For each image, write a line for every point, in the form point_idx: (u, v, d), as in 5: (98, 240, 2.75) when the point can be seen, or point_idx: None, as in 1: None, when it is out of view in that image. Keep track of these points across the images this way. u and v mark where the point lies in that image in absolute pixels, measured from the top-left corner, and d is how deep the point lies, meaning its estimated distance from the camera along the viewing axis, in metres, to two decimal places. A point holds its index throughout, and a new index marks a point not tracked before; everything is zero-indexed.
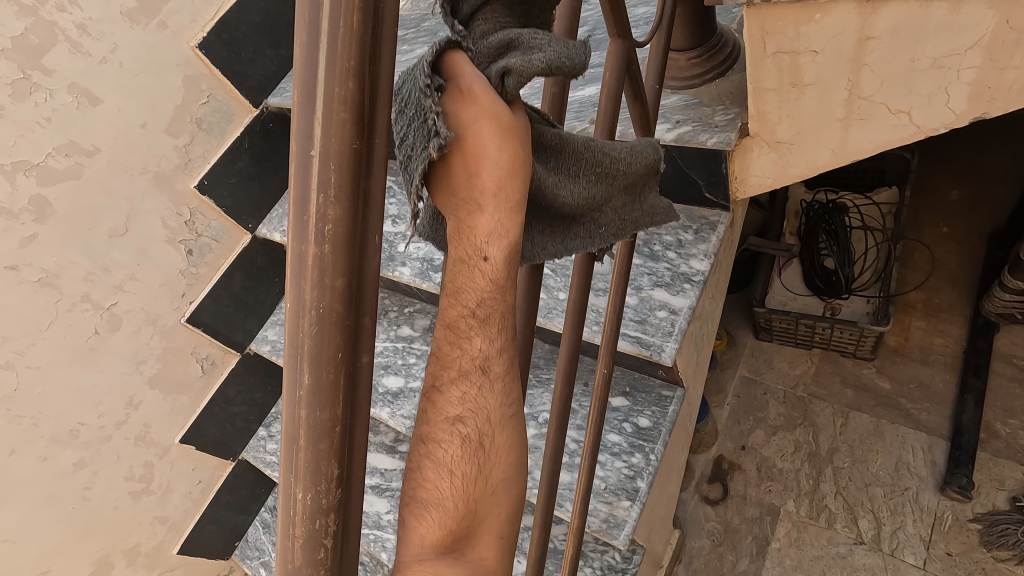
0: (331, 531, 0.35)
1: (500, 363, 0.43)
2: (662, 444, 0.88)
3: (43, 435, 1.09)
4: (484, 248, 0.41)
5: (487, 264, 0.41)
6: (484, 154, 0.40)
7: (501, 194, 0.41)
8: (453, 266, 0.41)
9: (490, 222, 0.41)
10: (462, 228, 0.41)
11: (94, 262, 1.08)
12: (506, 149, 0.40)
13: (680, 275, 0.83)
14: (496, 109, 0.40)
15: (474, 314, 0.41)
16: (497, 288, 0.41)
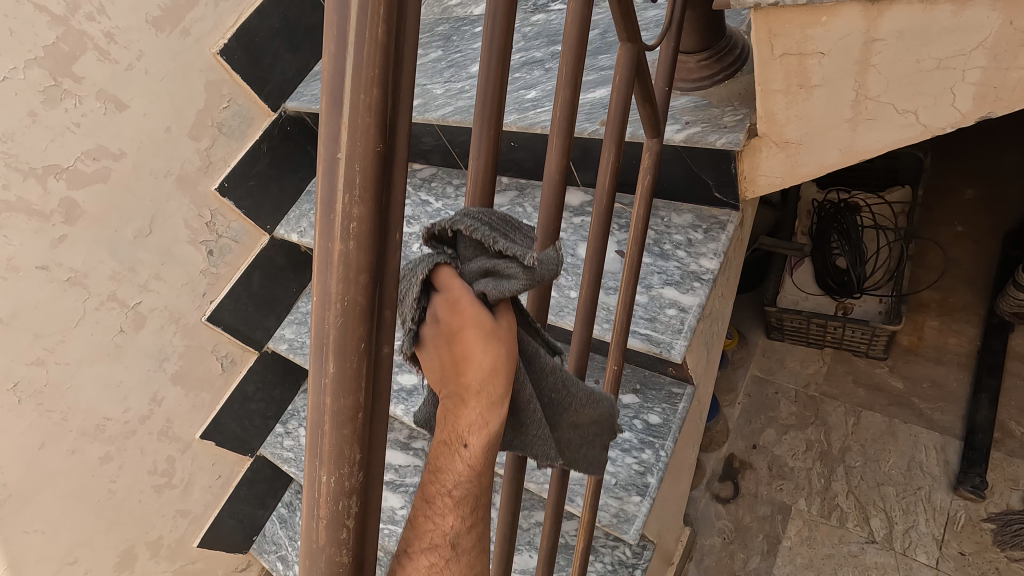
0: (353, 512, 0.37)
1: (469, 539, 0.42)
2: (671, 440, 0.90)
3: (71, 429, 1.13)
4: (465, 436, 0.38)
5: (467, 451, 0.39)
6: (471, 354, 0.37)
7: (486, 387, 0.38)
8: (436, 447, 0.40)
9: (472, 415, 0.38)
10: (448, 420, 0.39)
11: (120, 262, 1.12)
12: (491, 349, 0.37)
13: (690, 274, 0.84)
14: (484, 318, 0.37)
15: (451, 493, 0.40)
16: (475, 472, 0.39)
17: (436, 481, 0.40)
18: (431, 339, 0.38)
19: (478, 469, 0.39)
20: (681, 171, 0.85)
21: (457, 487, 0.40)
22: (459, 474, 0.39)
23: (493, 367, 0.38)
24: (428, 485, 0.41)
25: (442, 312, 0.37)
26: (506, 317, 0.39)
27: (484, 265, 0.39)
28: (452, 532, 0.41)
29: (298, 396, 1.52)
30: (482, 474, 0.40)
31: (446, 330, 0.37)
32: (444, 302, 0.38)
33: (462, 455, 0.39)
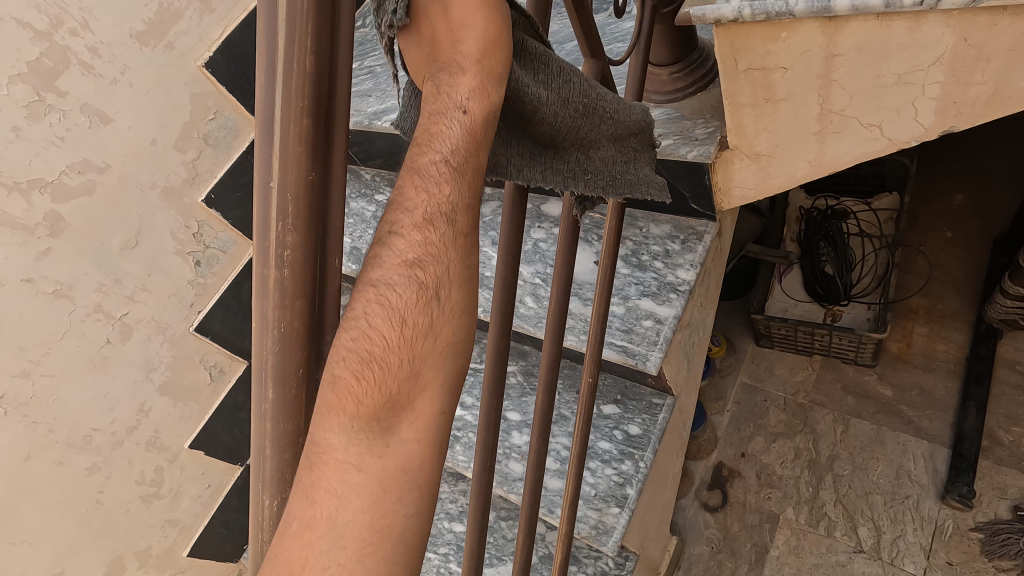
0: None
1: (466, 217, 0.40)
2: (651, 451, 0.89)
3: (58, 440, 1.14)
4: (461, 102, 0.40)
5: (465, 116, 0.40)
6: (464, 26, 0.41)
7: (486, 61, 0.41)
8: (426, 121, 0.40)
9: (472, 80, 0.40)
10: (441, 87, 0.41)
11: (106, 274, 1.13)
12: (490, 21, 0.42)
13: (667, 285, 0.84)
14: None
15: (446, 160, 0.39)
16: (472, 144, 0.40)
17: (427, 148, 0.39)
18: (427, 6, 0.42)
19: (473, 134, 0.40)
20: None
21: (451, 152, 0.39)
22: (449, 134, 0.39)
23: (484, 42, 0.41)
24: (408, 187, 0.39)
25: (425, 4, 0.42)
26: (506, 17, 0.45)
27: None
28: (448, 206, 0.39)
29: None
30: (479, 147, 0.40)
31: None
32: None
33: (459, 118, 0.40)
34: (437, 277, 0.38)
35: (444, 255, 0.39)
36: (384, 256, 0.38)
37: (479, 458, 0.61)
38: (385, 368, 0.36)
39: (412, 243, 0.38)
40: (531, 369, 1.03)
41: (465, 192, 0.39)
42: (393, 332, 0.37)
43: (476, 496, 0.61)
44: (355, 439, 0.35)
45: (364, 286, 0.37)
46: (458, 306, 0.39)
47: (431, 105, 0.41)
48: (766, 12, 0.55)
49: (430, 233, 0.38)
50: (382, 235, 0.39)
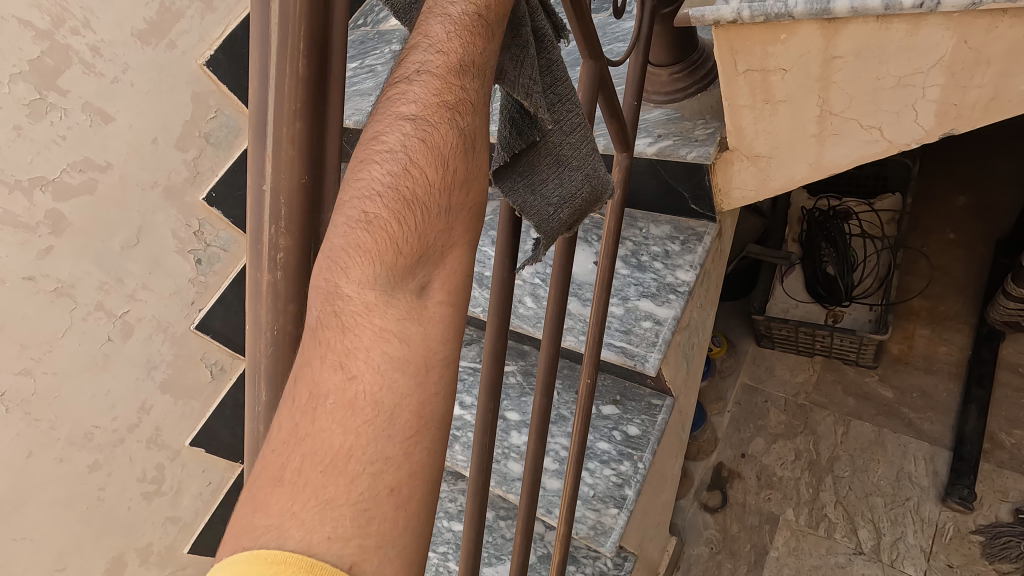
0: None
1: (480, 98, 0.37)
2: (650, 452, 0.90)
3: (60, 438, 1.14)
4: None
5: (472, 6, 0.37)
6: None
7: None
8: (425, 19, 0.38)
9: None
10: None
11: (107, 273, 1.14)
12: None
13: (666, 286, 0.84)
14: None
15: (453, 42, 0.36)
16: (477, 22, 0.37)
17: (425, 39, 0.37)
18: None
19: (477, 19, 0.37)
20: (657, 184, 0.85)
21: (453, 33, 0.37)
22: (449, 21, 0.37)
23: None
24: (410, 68, 0.36)
25: None
26: None
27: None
28: (457, 83, 0.36)
29: None
30: (481, 35, 0.37)
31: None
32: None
33: (462, 6, 0.37)
34: (451, 150, 0.35)
35: (456, 125, 0.35)
36: (393, 130, 0.35)
37: (475, 458, 0.60)
38: (402, 230, 0.32)
39: (418, 117, 0.35)
40: (531, 369, 1.03)
41: (475, 72, 0.37)
42: (410, 203, 0.33)
43: (473, 497, 0.60)
44: (373, 308, 0.31)
45: (374, 159, 0.34)
46: (477, 179, 0.36)
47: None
48: (765, 13, 0.55)
49: (440, 104, 0.35)
50: (387, 113, 0.36)
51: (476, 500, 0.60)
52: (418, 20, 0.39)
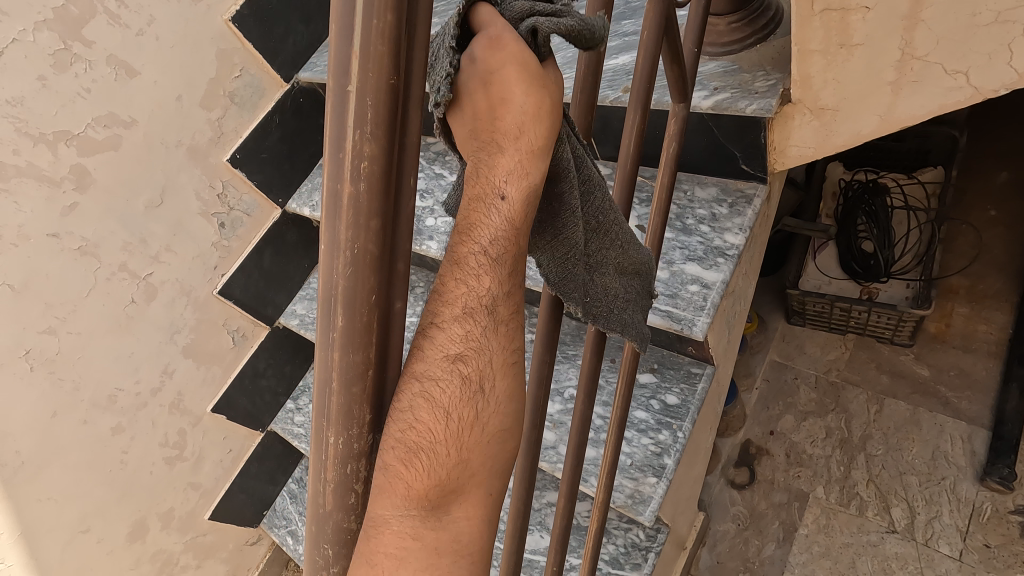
0: (362, 477, 0.35)
1: (505, 305, 0.43)
2: (689, 422, 0.87)
3: (83, 399, 1.13)
4: (501, 186, 0.40)
5: (504, 203, 0.40)
6: (510, 97, 0.39)
7: (526, 137, 0.40)
8: (469, 204, 0.41)
9: (511, 162, 0.40)
10: (483, 170, 0.41)
11: (131, 233, 1.12)
12: (533, 94, 0.39)
13: (714, 249, 0.81)
14: (525, 55, 0.38)
15: (486, 251, 0.41)
16: (510, 227, 0.41)
17: (468, 240, 0.41)
18: (472, 83, 0.39)
19: (515, 223, 0.41)
20: (706, 142, 0.81)
21: (491, 243, 0.41)
22: (491, 226, 0.40)
23: (528, 114, 0.39)
24: (452, 280, 0.41)
25: (480, 50, 0.39)
26: (552, 68, 0.41)
27: (527, 7, 0.40)
28: (488, 295, 0.42)
29: (308, 372, 1.51)
30: (518, 233, 0.41)
31: (481, 73, 0.39)
32: (481, 36, 0.39)
33: (499, 207, 0.40)
34: (479, 370, 0.42)
35: (485, 345, 0.42)
36: (426, 353, 0.40)
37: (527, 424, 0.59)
38: (432, 455, 0.40)
39: (453, 337, 0.41)
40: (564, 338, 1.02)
41: (502, 278, 0.42)
42: (439, 426, 0.39)
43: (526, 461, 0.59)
44: (410, 514, 0.40)
45: (410, 377, 0.39)
46: (502, 393, 0.43)
47: (474, 186, 0.41)
48: None
49: (469, 323, 0.41)
50: (426, 325, 0.41)
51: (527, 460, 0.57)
52: (465, 202, 0.41)
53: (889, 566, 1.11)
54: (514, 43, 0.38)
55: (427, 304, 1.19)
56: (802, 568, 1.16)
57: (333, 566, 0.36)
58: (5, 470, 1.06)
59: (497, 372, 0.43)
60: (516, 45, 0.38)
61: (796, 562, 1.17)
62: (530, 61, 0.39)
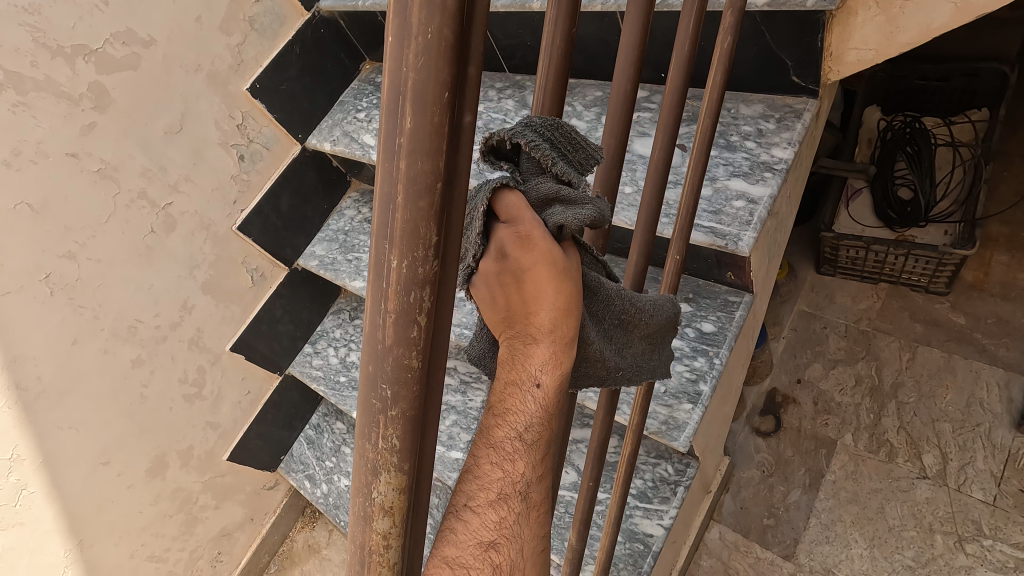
0: (425, 309, 0.32)
1: (537, 487, 0.49)
2: (727, 348, 0.84)
3: (104, 328, 1.12)
4: (537, 376, 0.46)
5: (538, 391, 0.46)
6: (543, 296, 0.44)
7: (557, 332, 0.45)
8: (505, 391, 0.47)
9: (545, 356, 0.46)
10: (517, 358, 0.46)
11: (151, 159, 1.09)
12: (563, 295, 0.44)
13: (761, 164, 0.77)
14: (554, 256, 0.43)
15: (520, 438, 0.47)
16: (542, 416, 0.47)
17: (503, 424, 0.47)
18: (504, 277, 0.43)
19: (545, 413, 0.47)
20: (756, 54, 0.78)
21: (523, 431, 0.47)
22: (522, 414, 0.47)
23: (558, 315, 0.45)
24: (488, 460, 0.47)
25: (512, 248, 0.43)
26: (571, 249, 0.47)
27: (550, 187, 0.45)
28: (521, 478, 0.47)
29: (326, 317, 1.49)
30: (547, 421, 0.47)
31: (516, 273, 0.43)
32: (512, 234, 0.43)
33: (533, 395, 0.46)
34: (512, 551, 0.48)
35: (517, 524, 0.48)
36: (461, 532, 0.47)
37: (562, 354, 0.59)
38: None
39: (489, 521, 0.47)
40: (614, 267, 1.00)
41: (533, 465, 0.47)
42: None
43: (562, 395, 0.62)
44: None
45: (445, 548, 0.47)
46: (531, 570, 0.50)
47: (507, 377, 0.47)
48: None
49: (502, 509, 0.47)
50: (464, 501, 0.47)
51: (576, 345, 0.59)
52: (499, 397, 0.47)
53: (920, 511, 1.09)
54: (545, 245, 0.43)
55: None
56: (829, 514, 1.14)
57: (391, 410, 0.33)
58: (26, 395, 1.05)
59: (528, 547, 0.49)
60: (549, 253, 0.43)
61: (823, 507, 1.15)
62: (559, 266, 0.43)
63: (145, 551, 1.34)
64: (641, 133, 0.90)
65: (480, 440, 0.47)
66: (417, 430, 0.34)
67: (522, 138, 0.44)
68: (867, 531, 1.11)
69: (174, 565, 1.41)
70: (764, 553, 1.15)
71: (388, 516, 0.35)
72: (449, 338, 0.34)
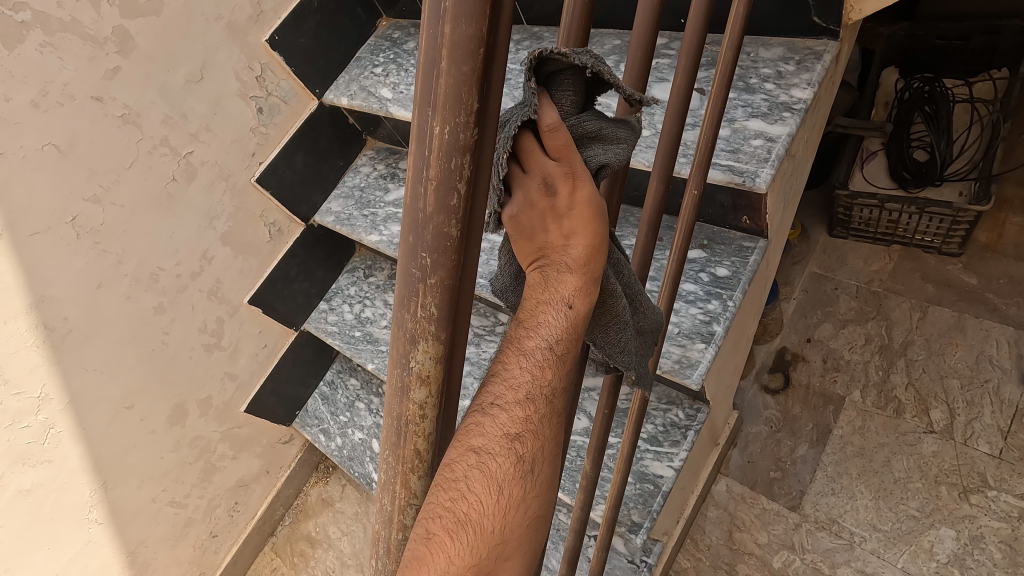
0: (465, 177, 0.33)
1: (557, 401, 0.47)
2: (740, 292, 0.85)
3: (127, 274, 1.14)
4: (568, 298, 0.45)
5: (569, 312, 0.45)
6: (576, 232, 0.44)
7: (590, 264, 0.45)
8: (536, 308, 0.46)
9: (576, 280, 0.45)
10: (548, 282, 0.46)
11: (172, 107, 1.11)
12: (595, 230, 0.44)
13: (780, 105, 0.78)
14: (591, 197, 0.43)
15: (548, 349, 0.46)
16: (571, 333, 0.46)
17: (532, 335, 0.46)
18: (540, 209, 0.43)
19: (574, 331, 0.46)
20: None
21: (554, 341, 0.46)
22: (551, 325, 0.46)
23: (591, 248, 0.45)
24: (513, 365, 0.47)
25: (553, 185, 0.42)
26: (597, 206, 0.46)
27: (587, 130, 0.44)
28: (546, 389, 0.46)
29: (342, 275, 1.51)
30: (575, 340, 0.46)
31: (551, 209, 0.43)
32: (556, 170, 0.42)
33: (563, 314, 0.45)
34: (532, 452, 0.46)
35: (538, 431, 0.46)
36: (486, 426, 0.46)
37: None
38: (479, 523, 0.44)
39: (513, 419, 0.46)
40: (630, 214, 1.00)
41: (562, 376, 0.47)
42: (490, 498, 0.44)
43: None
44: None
45: (466, 449, 0.44)
46: (544, 478, 0.47)
47: (539, 293, 0.46)
48: None
49: (529, 409, 0.46)
50: (484, 402, 0.47)
51: None
52: (527, 309, 0.47)
53: (926, 463, 1.11)
54: (587, 188, 0.43)
55: None
56: (836, 467, 1.16)
57: (430, 278, 0.35)
58: (53, 335, 1.08)
59: (544, 458, 0.47)
60: (590, 191, 0.43)
61: (829, 461, 1.17)
62: (597, 202, 0.43)
63: (166, 495, 1.38)
64: (659, 77, 0.91)
65: (505, 348, 0.48)
66: (454, 300, 0.36)
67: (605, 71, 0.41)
68: (872, 483, 1.13)
69: (193, 511, 1.45)
70: (770, 504, 1.18)
71: (424, 385, 0.38)
72: (486, 211, 0.35)
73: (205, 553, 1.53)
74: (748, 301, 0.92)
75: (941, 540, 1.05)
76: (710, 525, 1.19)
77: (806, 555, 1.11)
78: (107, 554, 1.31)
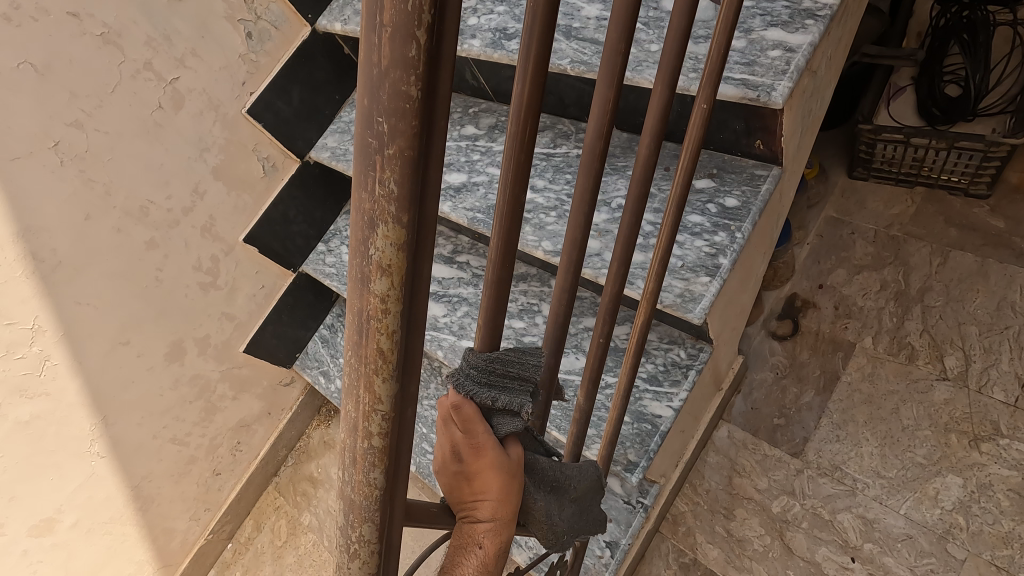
0: (425, 23, 0.29)
1: None
2: (750, 223, 0.80)
3: (116, 206, 1.11)
4: (481, 538, 0.48)
5: (482, 551, 0.48)
6: (488, 488, 0.47)
7: (500, 511, 0.48)
8: (454, 551, 0.48)
9: (488, 524, 0.48)
10: (464, 528, 0.48)
11: (155, 28, 1.05)
12: (505, 486, 0.48)
13: (802, 13, 0.72)
14: (499, 461, 0.47)
15: None
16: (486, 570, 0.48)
17: None
18: (456, 469, 0.47)
19: (489, 566, 0.48)
20: None
21: None
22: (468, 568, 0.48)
23: (500, 500, 0.48)
24: None
25: (465, 455, 0.47)
26: (514, 447, 0.49)
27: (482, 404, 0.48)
28: None
29: (340, 217, 1.45)
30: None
31: (465, 470, 0.47)
32: (467, 443, 0.46)
33: (477, 555, 0.48)
34: None
35: None
36: None
37: (497, 215, 0.46)
38: None
39: None
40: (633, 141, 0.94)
41: None
42: None
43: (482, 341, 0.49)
44: None
45: None
46: None
47: (456, 542, 0.48)
48: None
49: None
50: None
51: (590, 166, 0.53)
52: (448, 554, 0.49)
53: (937, 412, 1.07)
54: (493, 455, 0.47)
55: (465, 127, 1.14)
56: (842, 414, 1.13)
57: (387, 149, 0.31)
58: (43, 266, 1.06)
59: None
60: (496, 457, 0.47)
61: (835, 408, 1.14)
62: (505, 465, 0.48)
63: (167, 433, 1.39)
64: None
65: None
66: (415, 173, 0.32)
67: (472, 392, 0.46)
68: (878, 430, 1.09)
69: (196, 449, 1.47)
70: (772, 450, 1.15)
71: (385, 276, 0.34)
72: (453, 74, 0.31)
73: (209, 490, 1.55)
74: (757, 235, 0.86)
75: (948, 487, 1.03)
76: (710, 471, 1.18)
77: (806, 500, 1.10)
78: (111, 487, 1.33)
